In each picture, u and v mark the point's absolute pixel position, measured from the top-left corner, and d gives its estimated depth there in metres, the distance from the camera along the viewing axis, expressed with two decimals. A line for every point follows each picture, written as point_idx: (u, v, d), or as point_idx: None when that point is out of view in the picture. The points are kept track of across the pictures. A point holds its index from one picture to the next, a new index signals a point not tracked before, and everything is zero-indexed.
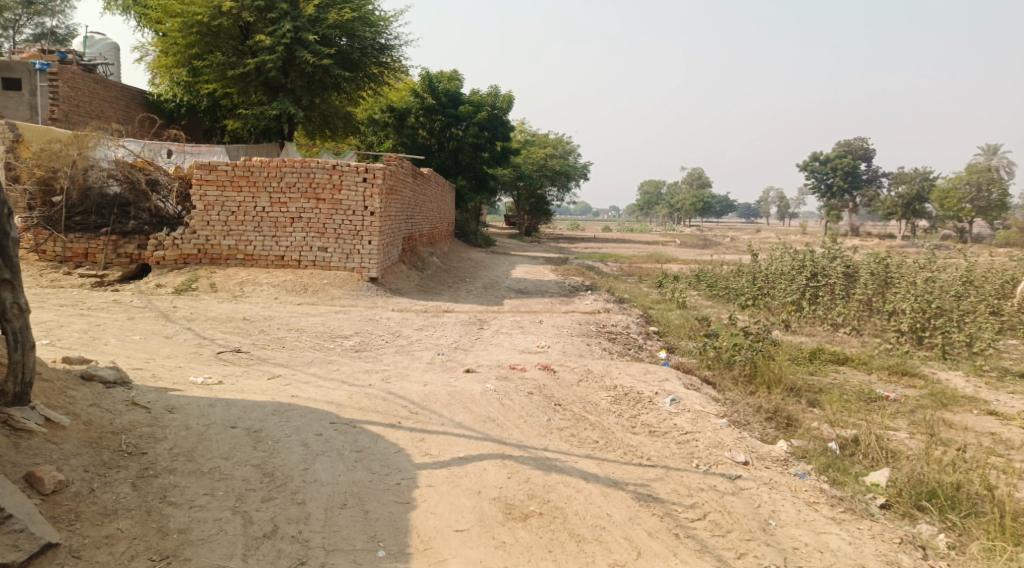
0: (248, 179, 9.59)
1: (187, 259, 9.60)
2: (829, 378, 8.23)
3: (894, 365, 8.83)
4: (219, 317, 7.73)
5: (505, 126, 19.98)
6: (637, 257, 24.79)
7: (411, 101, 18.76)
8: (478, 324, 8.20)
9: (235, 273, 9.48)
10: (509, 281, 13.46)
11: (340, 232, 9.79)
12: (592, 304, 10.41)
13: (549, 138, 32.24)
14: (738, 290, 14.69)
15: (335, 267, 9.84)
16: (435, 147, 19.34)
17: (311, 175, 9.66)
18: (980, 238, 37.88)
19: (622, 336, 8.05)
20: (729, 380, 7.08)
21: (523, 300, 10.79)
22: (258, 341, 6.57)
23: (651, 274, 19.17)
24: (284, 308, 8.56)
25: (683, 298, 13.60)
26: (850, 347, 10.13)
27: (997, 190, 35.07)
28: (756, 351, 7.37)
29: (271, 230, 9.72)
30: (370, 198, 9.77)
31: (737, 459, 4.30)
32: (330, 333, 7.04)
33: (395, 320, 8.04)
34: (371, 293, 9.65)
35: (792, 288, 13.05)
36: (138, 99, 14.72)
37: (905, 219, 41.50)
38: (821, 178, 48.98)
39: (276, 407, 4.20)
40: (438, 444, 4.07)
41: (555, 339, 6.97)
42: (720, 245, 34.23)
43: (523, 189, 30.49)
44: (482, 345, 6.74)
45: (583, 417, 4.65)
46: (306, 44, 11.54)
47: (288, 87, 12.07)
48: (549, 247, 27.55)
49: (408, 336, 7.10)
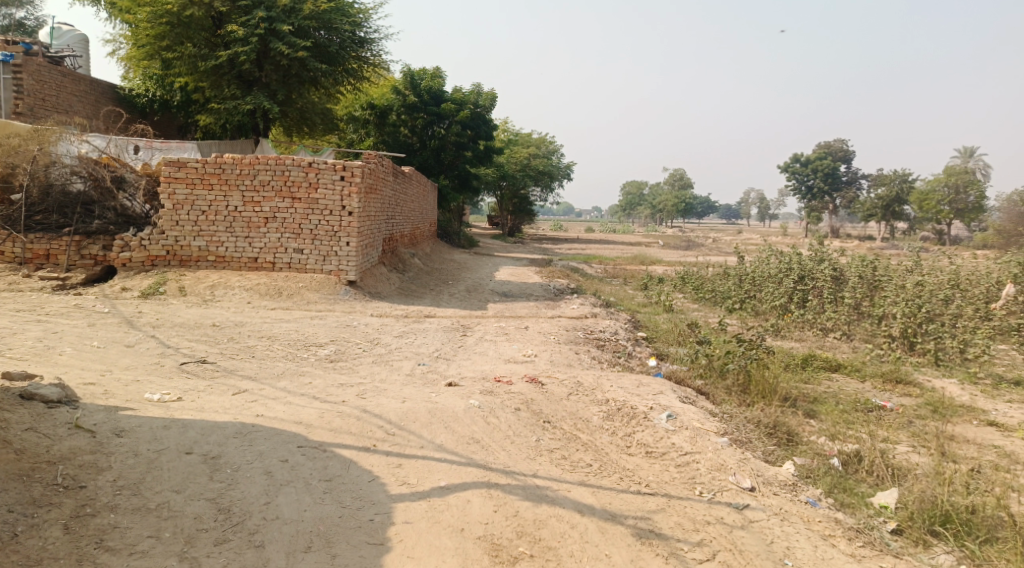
0: (219, 177, 9.18)
1: (155, 261, 9.17)
2: (823, 387, 7.96)
3: (888, 372, 8.58)
4: (186, 324, 7.32)
5: (487, 125, 19.67)
6: (620, 259, 24.53)
7: (391, 98, 18.37)
8: (461, 330, 7.85)
9: (206, 275, 9.07)
10: (493, 283, 13.12)
11: (316, 232, 9.39)
12: (579, 308, 10.09)
13: (532, 138, 31.96)
14: (725, 293, 14.44)
15: (311, 270, 9.44)
16: (416, 146, 18.96)
17: (286, 174, 9.26)
18: (958, 240, 38.07)
19: (610, 342, 7.73)
20: (723, 391, 6.79)
21: (507, 304, 10.45)
22: (227, 349, 6.18)
23: (636, 276, 18.90)
24: (257, 313, 8.17)
25: (669, 302, 13.34)
26: (842, 353, 9.90)
27: (976, 192, 35.23)
28: (749, 359, 7.09)
29: (243, 230, 9.31)
30: (348, 197, 9.39)
31: (742, 485, 4.00)
32: (304, 340, 6.65)
33: (374, 327, 7.67)
34: (350, 296, 9.28)
35: (779, 292, 12.82)
36: (109, 93, 14.22)
37: (885, 221, 41.66)
38: (802, 180, 49.09)
39: (238, 428, 3.84)
40: (417, 472, 3.73)
41: (542, 348, 6.64)
42: (703, 247, 34.09)
43: (506, 189, 30.16)
44: (465, 353, 6.39)
45: (574, 437, 4.32)
46: (281, 35, 11.18)
47: (262, 81, 11.68)
48: (532, 248, 27.24)
49: (387, 344, 6.74)
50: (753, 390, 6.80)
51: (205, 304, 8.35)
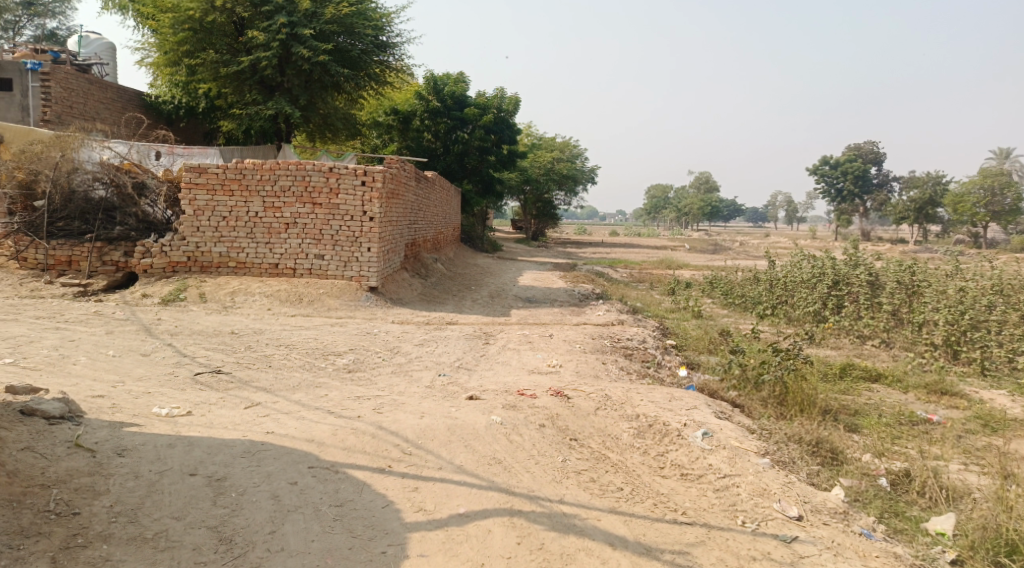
0: (240, 182, 9.06)
1: (176, 267, 9.06)
2: (863, 398, 7.60)
3: (933, 384, 8.18)
4: (204, 332, 7.17)
5: (512, 129, 19.46)
6: (647, 263, 24.15)
7: (415, 103, 18.23)
8: (484, 338, 7.61)
9: (226, 282, 8.95)
10: (517, 288, 12.87)
11: (337, 238, 9.23)
12: (605, 315, 9.81)
13: (556, 142, 31.71)
14: (755, 298, 14.05)
15: (332, 276, 9.28)
16: (440, 151, 18.80)
17: (307, 179, 9.12)
18: (994, 243, 37.07)
19: (638, 351, 7.45)
20: (758, 404, 6.47)
21: (532, 310, 10.20)
22: (244, 359, 6.00)
23: (664, 280, 18.54)
24: (277, 321, 8.01)
25: (698, 308, 13.00)
26: (880, 362, 9.50)
27: (1013, 194, 34.25)
28: (785, 369, 6.77)
29: (264, 236, 9.17)
30: (369, 202, 9.22)
31: (788, 513, 3.69)
32: (323, 349, 6.46)
33: (395, 335, 7.47)
34: (371, 303, 9.09)
35: (813, 298, 12.42)
36: (135, 100, 14.23)
37: (918, 224, 40.72)
38: (832, 183, 48.21)
39: (246, 447, 3.65)
40: (434, 497, 3.50)
41: (567, 358, 6.38)
42: (730, 251, 33.56)
43: (530, 193, 29.92)
44: (487, 363, 6.15)
45: (603, 458, 4.06)
46: (302, 40, 11.04)
47: (285, 86, 11.57)
48: (556, 252, 26.94)
49: (407, 353, 6.52)
50: (789, 402, 6.48)
51: (227, 311, 8.24)
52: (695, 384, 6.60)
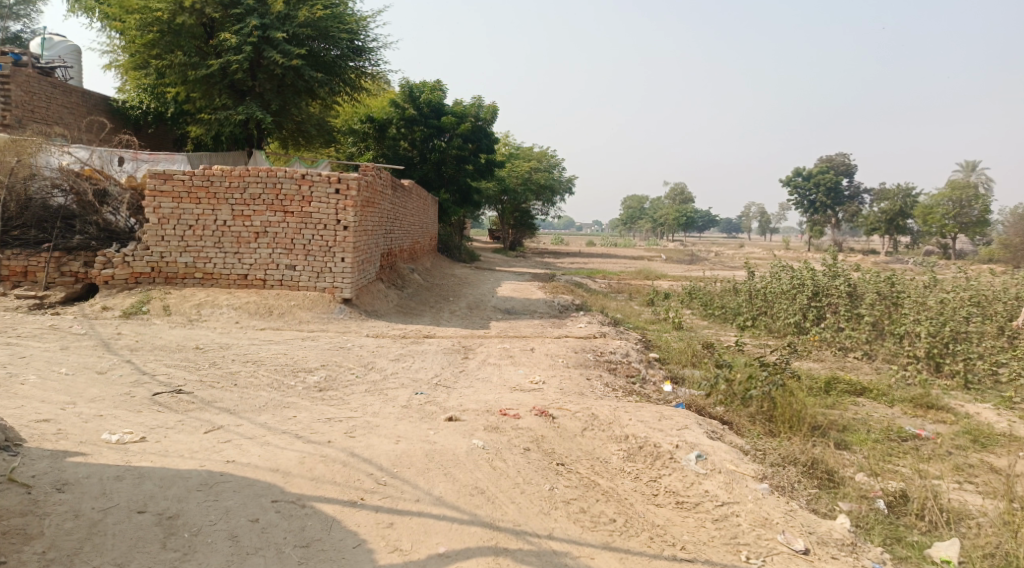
0: (208, 190, 8.71)
1: (139, 278, 8.67)
2: (851, 413, 7.42)
3: (919, 397, 7.98)
4: (167, 348, 6.81)
5: (489, 138, 19.24)
6: (625, 273, 23.99)
7: (391, 111, 17.94)
8: (462, 352, 7.32)
9: (192, 294, 8.57)
10: (496, 299, 12.59)
11: (309, 248, 8.89)
12: (587, 327, 9.56)
13: (534, 152, 31.57)
14: (735, 310, 13.91)
15: (303, 287, 8.93)
16: (416, 159, 18.51)
17: (278, 186, 8.79)
18: (963, 254, 37.55)
19: (622, 366, 7.20)
20: (747, 421, 6.25)
21: (512, 322, 9.92)
22: (208, 377, 5.66)
23: (642, 291, 18.36)
24: (245, 335, 7.67)
25: (678, 319, 12.81)
26: (864, 375, 9.36)
27: (981, 206, 34.71)
28: (773, 384, 6.55)
29: (232, 246, 8.81)
30: (343, 211, 8.90)
31: (794, 547, 3.45)
32: (292, 366, 6.13)
33: (370, 349, 7.15)
34: (345, 315, 8.76)
35: (793, 309, 12.29)
36: (101, 105, 13.78)
37: (888, 236, 41.15)
38: (805, 194, 48.64)
39: (202, 478, 3.35)
40: (411, 534, 3.21)
41: (550, 374, 6.12)
42: (706, 261, 33.61)
43: (507, 203, 29.71)
44: (466, 380, 5.87)
45: (593, 485, 3.81)
46: (275, 43, 10.75)
47: (256, 91, 11.21)
48: (533, 263, 26.71)
49: (382, 369, 6.21)
50: (778, 419, 6.27)
51: (191, 325, 7.88)
52: (681, 400, 6.36)
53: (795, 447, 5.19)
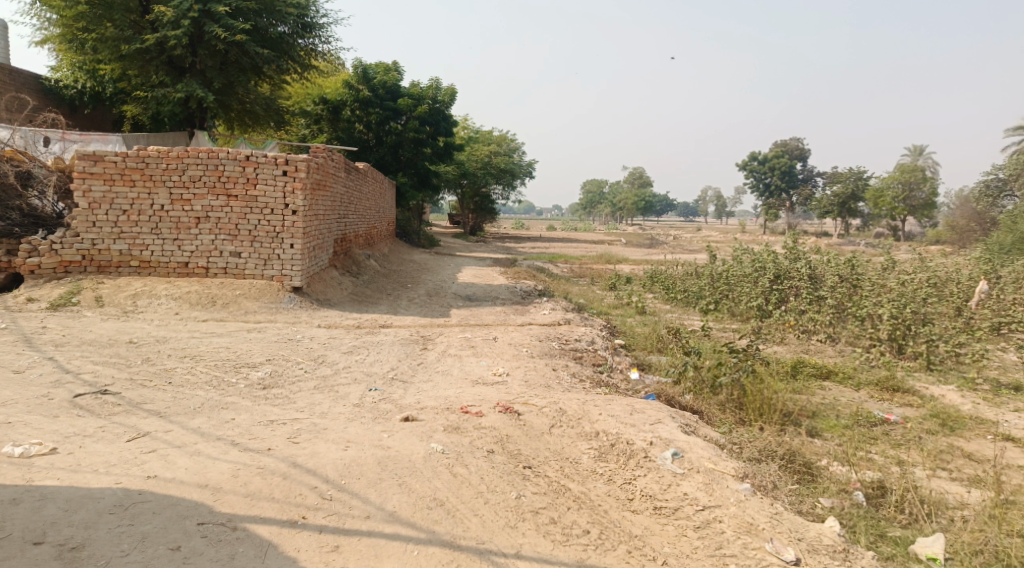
0: (143, 172, 8.13)
1: (69, 267, 8.08)
2: (819, 397, 7.25)
3: (885, 380, 7.82)
4: (97, 342, 6.30)
5: (447, 121, 18.74)
6: (586, 257, 23.74)
7: (344, 92, 17.19)
8: (421, 342, 6.95)
9: (128, 283, 8.02)
10: (455, 286, 12.21)
11: (255, 233, 8.38)
12: (550, 314, 9.25)
13: (493, 135, 31.08)
14: (698, 293, 13.76)
15: (250, 275, 8.43)
16: (372, 142, 17.92)
17: (220, 167, 8.25)
18: (913, 236, 38.26)
19: (588, 354, 6.91)
20: (717, 409, 6.02)
21: (472, 309, 9.56)
22: (140, 375, 5.18)
23: (603, 275, 18.13)
24: (185, 327, 7.19)
25: (642, 303, 12.60)
26: (829, 358, 9.24)
27: (928, 188, 35.33)
28: (743, 372, 6.33)
29: (171, 232, 8.26)
30: (291, 194, 8.41)
31: (784, 556, 3.22)
32: (235, 361, 5.69)
33: (321, 341, 6.73)
34: (294, 305, 8.29)
35: (756, 292, 12.16)
36: (31, 84, 12.94)
37: (841, 218, 41.74)
38: (760, 178, 49.09)
39: (117, 499, 3.05)
40: (363, 558, 2.96)
41: (514, 365, 5.80)
42: (664, 245, 33.60)
43: (466, 187, 29.21)
44: (424, 374, 5.51)
45: (563, 491, 3.54)
46: (217, 18, 10.14)
47: (197, 68, 10.60)
48: (493, 247, 26.31)
49: (333, 362, 5.80)
50: (749, 407, 6.04)
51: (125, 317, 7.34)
52: (649, 389, 6.09)
53: (772, 439, 4.97)
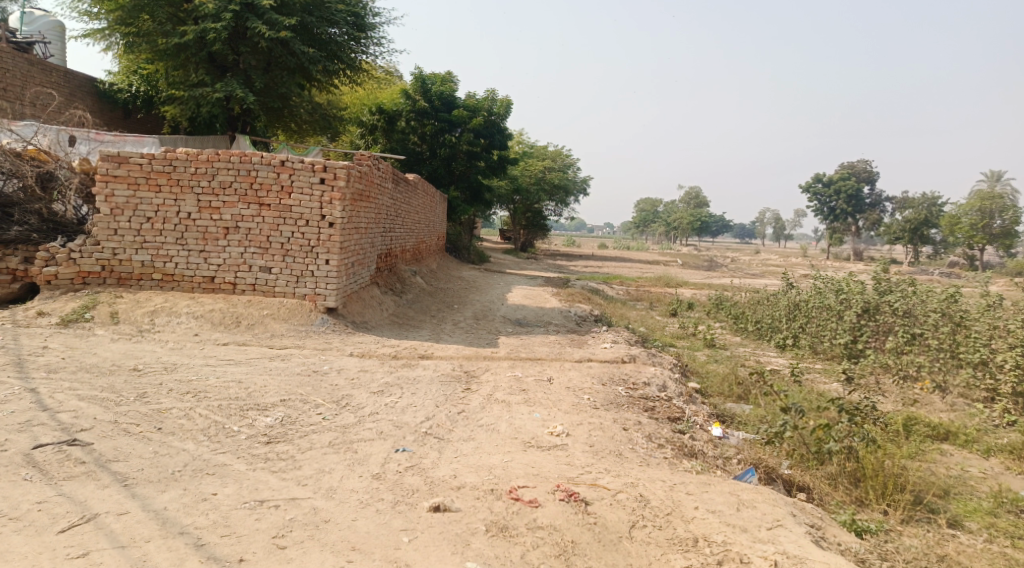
0: (169, 176, 7.37)
1: (86, 278, 7.35)
2: (941, 467, 5.98)
3: (1019, 446, 6.51)
4: (96, 368, 5.45)
5: (503, 134, 17.86)
6: (643, 279, 22.49)
7: (401, 102, 16.51)
8: (465, 379, 5.95)
9: (148, 298, 7.24)
10: (506, 308, 11.21)
11: (288, 247, 7.53)
12: (613, 347, 8.17)
13: (548, 150, 30.13)
14: (772, 326, 12.45)
15: (280, 293, 7.57)
16: (426, 154, 17.15)
17: (252, 173, 7.44)
18: (990, 266, 35.81)
19: (663, 404, 5.80)
20: (827, 486, 4.86)
21: (527, 338, 8.55)
22: (127, 418, 4.29)
23: (664, 300, 16.91)
24: (203, 351, 6.35)
25: (711, 335, 11.38)
26: (938, 413, 7.92)
27: (1009, 217, 32.83)
28: (855, 437, 5.17)
29: (197, 243, 7.48)
30: (329, 205, 7.53)
31: None
32: (243, 401, 4.76)
33: (350, 375, 5.77)
34: (328, 328, 7.40)
35: (841, 328, 10.83)
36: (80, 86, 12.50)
37: (911, 246, 39.43)
38: (825, 201, 46.95)
39: None
40: None
41: (577, 420, 4.74)
42: (723, 268, 32.06)
43: (520, 203, 28.27)
44: (465, 427, 4.49)
45: None
46: (259, 12, 9.45)
47: (239, 67, 9.92)
48: (546, 265, 25.25)
49: (359, 407, 4.82)
50: (868, 485, 4.88)
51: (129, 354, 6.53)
52: (740, 457, 4.97)
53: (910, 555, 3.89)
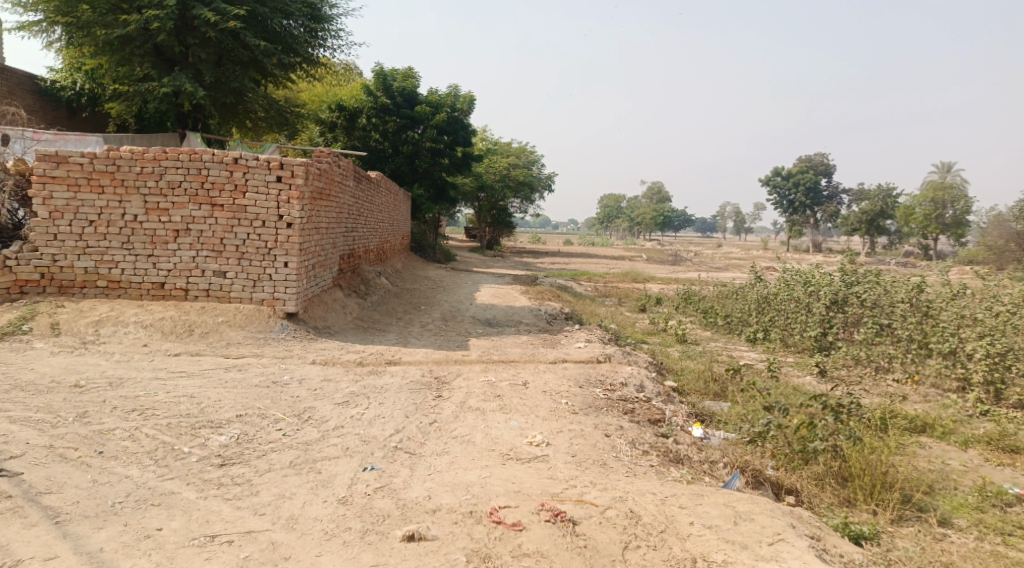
0: (113, 176, 6.93)
1: (25, 287, 6.87)
2: (925, 461, 5.85)
3: (999, 437, 6.42)
4: (33, 386, 5.04)
5: (466, 130, 17.53)
6: (610, 275, 22.31)
7: (363, 98, 16.13)
8: (435, 386, 5.64)
9: (93, 307, 6.79)
10: (474, 308, 10.90)
11: (243, 250, 7.14)
12: (586, 346, 7.92)
13: (511, 147, 29.84)
14: (742, 319, 12.34)
15: (236, 299, 7.17)
16: (388, 152, 16.74)
17: (203, 172, 7.02)
18: (944, 255, 36.44)
19: (642, 406, 5.57)
20: (816, 487, 4.67)
21: (497, 339, 8.26)
22: (65, 441, 3.91)
23: (633, 295, 16.74)
24: (153, 363, 5.96)
25: (682, 331, 11.22)
26: (914, 404, 7.84)
27: (959, 207, 33.22)
28: (840, 435, 4.99)
29: (145, 247, 7.04)
30: (286, 204, 7.14)
31: None
32: (194, 417, 4.39)
33: (312, 385, 5.42)
34: (288, 334, 7.03)
35: (812, 320, 10.74)
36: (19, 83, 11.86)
37: (869, 237, 39.98)
38: (784, 193, 47.47)
39: None
40: None
41: (556, 426, 4.48)
42: (687, 262, 32.13)
43: (483, 200, 27.93)
44: (438, 439, 4.19)
45: None
46: (207, 2, 9.04)
47: (188, 61, 9.47)
48: (512, 262, 24.96)
49: (322, 420, 4.50)
50: (857, 484, 4.69)
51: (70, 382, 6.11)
52: (726, 461, 4.75)
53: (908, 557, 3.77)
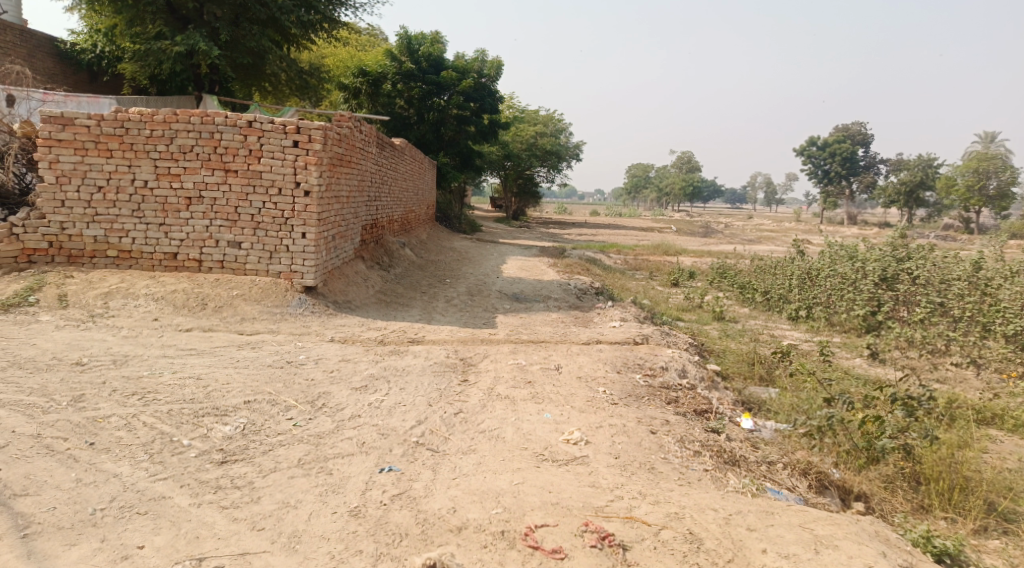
0: (122, 139, 6.53)
1: (32, 256, 6.55)
2: (997, 457, 5.33)
3: None
4: (31, 363, 4.71)
5: (494, 96, 16.93)
6: (641, 247, 21.69)
7: (386, 64, 15.44)
8: (460, 368, 5.22)
9: (102, 278, 6.45)
10: (502, 281, 10.45)
11: (259, 219, 6.72)
12: (620, 325, 7.45)
13: (540, 114, 29.10)
14: (782, 296, 11.74)
15: (252, 271, 6.78)
16: (413, 119, 16.21)
17: (216, 135, 6.60)
18: (986, 228, 35.13)
19: (687, 394, 5.10)
20: (884, 490, 4.19)
21: (527, 316, 7.81)
22: (54, 430, 3.54)
23: (665, 269, 16.15)
24: (162, 339, 5.61)
25: (720, 307, 10.66)
26: (975, 391, 7.27)
27: (1007, 176, 31.87)
28: (910, 433, 4.48)
29: (156, 216, 6.66)
30: (304, 170, 6.69)
31: None
32: (199, 404, 4.01)
33: (329, 366, 5.02)
34: (306, 309, 6.64)
35: (859, 297, 10.13)
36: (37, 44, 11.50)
37: (907, 209, 38.69)
38: (819, 164, 46.05)
39: None
40: None
41: (594, 420, 4.04)
42: (718, 234, 31.27)
43: (511, 169, 27.31)
44: (464, 433, 3.77)
45: None
46: None
47: (203, 18, 9.01)
48: (540, 233, 24.41)
49: (337, 408, 4.09)
50: (932, 489, 4.18)
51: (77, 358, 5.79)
52: (784, 462, 4.29)
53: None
